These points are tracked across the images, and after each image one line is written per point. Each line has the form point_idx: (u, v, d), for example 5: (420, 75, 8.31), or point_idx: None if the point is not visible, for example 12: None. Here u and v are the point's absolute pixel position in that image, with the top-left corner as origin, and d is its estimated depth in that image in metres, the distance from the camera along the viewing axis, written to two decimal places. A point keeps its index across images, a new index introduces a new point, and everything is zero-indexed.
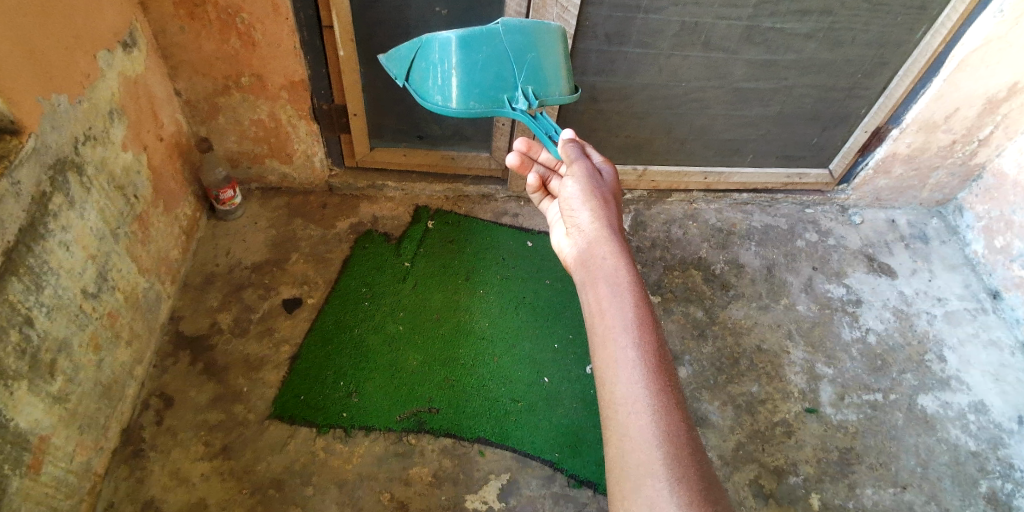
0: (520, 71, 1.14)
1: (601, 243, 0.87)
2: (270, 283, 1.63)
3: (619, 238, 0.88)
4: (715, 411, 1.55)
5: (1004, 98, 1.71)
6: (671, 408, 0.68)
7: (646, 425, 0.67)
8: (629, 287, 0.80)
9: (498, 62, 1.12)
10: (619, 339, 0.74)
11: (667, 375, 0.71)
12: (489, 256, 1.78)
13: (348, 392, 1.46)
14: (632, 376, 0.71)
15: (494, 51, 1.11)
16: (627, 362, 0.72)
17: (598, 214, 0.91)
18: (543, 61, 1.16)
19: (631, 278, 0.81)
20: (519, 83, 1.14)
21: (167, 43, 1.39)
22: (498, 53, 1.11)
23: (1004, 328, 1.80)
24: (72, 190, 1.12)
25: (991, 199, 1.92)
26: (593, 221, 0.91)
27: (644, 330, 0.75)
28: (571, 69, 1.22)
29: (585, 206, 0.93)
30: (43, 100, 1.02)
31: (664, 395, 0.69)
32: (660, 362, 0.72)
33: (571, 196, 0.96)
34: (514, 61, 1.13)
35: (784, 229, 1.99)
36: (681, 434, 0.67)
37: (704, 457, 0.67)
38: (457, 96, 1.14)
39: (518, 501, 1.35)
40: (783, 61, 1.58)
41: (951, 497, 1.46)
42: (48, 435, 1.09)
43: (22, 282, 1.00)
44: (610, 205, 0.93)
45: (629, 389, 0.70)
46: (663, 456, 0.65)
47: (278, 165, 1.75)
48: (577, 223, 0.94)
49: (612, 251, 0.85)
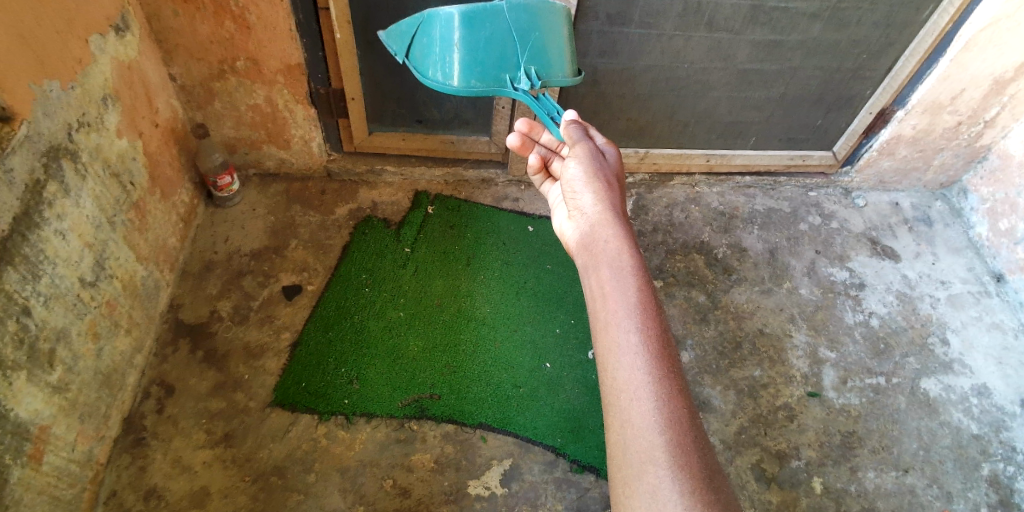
0: (523, 50, 1.11)
1: (604, 226, 0.86)
2: (270, 270, 1.62)
3: (623, 223, 0.86)
4: (717, 396, 1.55)
5: (1011, 79, 1.68)
6: (672, 393, 0.68)
7: (649, 411, 0.66)
8: (633, 271, 0.78)
9: (501, 40, 1.10)
10: (622, 325, 0.73)
11: (669, 360, 0.70)
12: (488, 242, 1.77)
13: (350, 378, 1.45)
14: (634, 362, 0.70)
15: (498, 29, 1.09)
16: (629, 347, 0.71)
17: (601, 197, 0.90)
18: (547, 42, 1.14)
19: (635, 263, 0.80)
20: (522, 62, 1.11)
21: (161, 27, 1.36)
22: (502, 30, 1.09)
23: (1008, 312, 1.79)
24: (67, 177, 1.11)
25: (996, 181, 1.90)
26: (596, 204, 0.90)
27: (647, 315, 0.74)
28: (575, 51, 1.19)
29: (588, 188, 0.92)
30: (35, 87, 0.99)
31: (666, 380, 0.68)
32: (663, 347, 0.71)
33: (573, 178, 0.95)
34: (516, 40, 1.10)
35: (787, 212, 1.97)
36: (682, 420, 0.66)
37: (705, 445, 0.66)
38: (458, 73, 1.12)
39: (520, 486, 1.35)
40: (788, 42, 1.55)
41: (954, 481, 1.47)
42: (49, 424, 1.09)
43: (18, 271, 0.98)
44: (614, 188, 0.92)
45: (631, 376, 0.69)
46: (665, 443, 0.64)
47: (276, 151, 1.73)
48: (580, 206, 0.92)
49: (615, 235, 0.84)
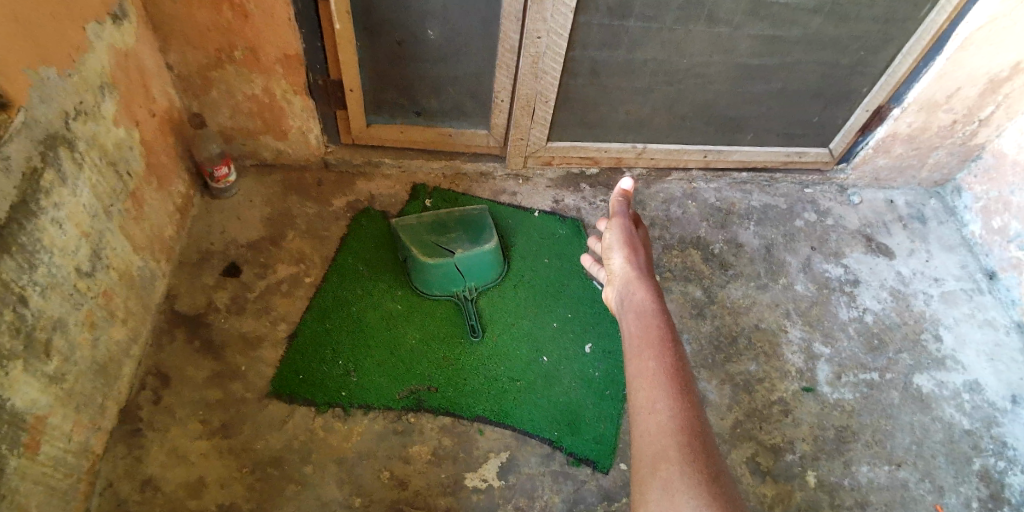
0: (467, 273, 1.61)
1: (632, 282, 0.98)
2: (267, 261, 1.61)
3: (649, 280, 0.98)
4: (713, 390, 1.56)
5: (1006, 78, 1.69)
6: (686, 407, 0.74)
7: (664, 420, 0.72)
8: (655, 314, 0.89)
9: (448, 270, 1.58)
10: (642, 354, 0.82)
11: (684, 380, 0.77)
12: (485, 219, 1.71)
13: (348, 370, 1.46)
14: (653, 380, 0.77)
15: (446, 267, 1.57)
16: (648, 369, 0.79)
17: (630, 259, 1.02)
18: (487, 261, 1.63)
19: (657, 308, 0.90)
20: (465, 281, 1.61)
21: (158, 14, 1.35)
22: (448, 268, 1.57)
23: (999, 309, 1.81)
24: (64, 165, 1.10)
25: (990, 179, 1.92)
26: (626, 265, 1.02)
27: (665, 345, 0.82)
28: (501, 260, 1.67)
29: (620, 252, 1.05)
30: (32, 72, 0.98)
31: (680, 398, 0.75)
32: (680, 372, 0.78)
33: (609, 244, 1.08)
34: (461, 275, 1.60)
35: (783, 208, 1.99)
36: (695, 431, 0.71)
37: (715, 449, 0.70)
38: (427, 288, 1.61)
39: (518, 478, 1.35)
40: (787, 37, 1.55)
41: (946, 475, 1.48)
42: (45, 414, 1.08)
43: (16, 260, 0.98)
44: (641, 253, 1.04)
45: (649, 391, 0.76)
46: (678, 447, 0.69)
47: (273, 141, 1.72)
48: (614, 268, 1.05)
49: (641, 287, 0.96)
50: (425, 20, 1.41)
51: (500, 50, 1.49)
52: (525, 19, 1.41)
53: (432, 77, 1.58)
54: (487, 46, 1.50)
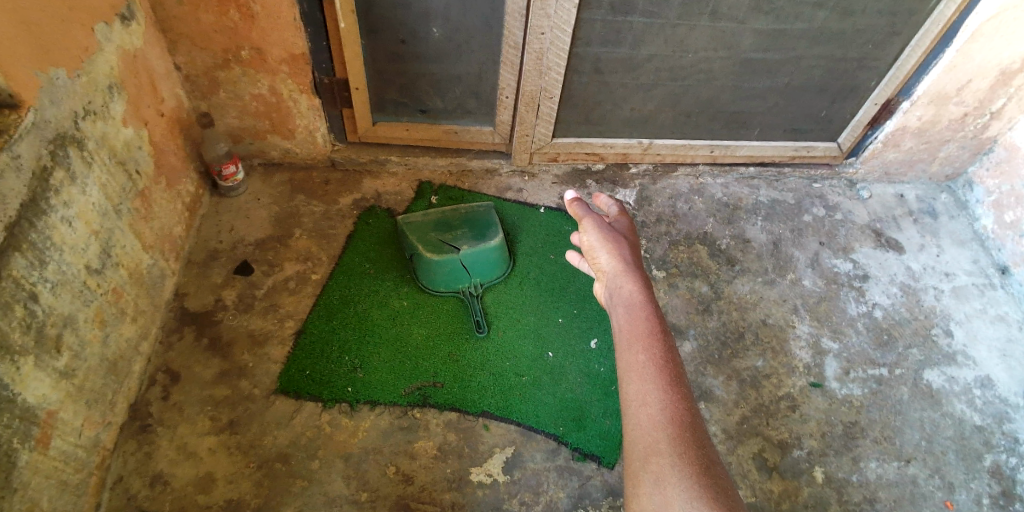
0: (471, 270, 1.61)
1: (620, 277, 0.96)
2: (274, 260, 1.62)
3: (637, 272, 0.96)
4: (719, 386, 1.55)
5: (1018, 70, 1.66)
6: (676, 400, 0.74)
7: (655, 414, 0.72)
8: (643, 306, 0.88)
9: (452, 266, 1.58)
10: (632, 347, 0.82)
11: (674, 372, 0.78)
12: (490, 216, 1.71)
13: (354, 366, 1.47)
14: (642, 374, 0.77)
15: (449, 262, 1.57)
16: (638, 364, 0.79)
17: (615, 254, 1.00)
18: (491, 260, 1.63)
19: (646, 300, 0.90)
20: (470, 278, 1.62)
21: (166, 16, 1.36)
22: (451, 263, 1.57)
23: (1013, 304, 1.79)
24: (73, 164, 1.11)
25: (1002, 173, 1.89)
26: (610, 260, 1.00)
27: (656, 338, 0.82)
28: (505, 258, 1.67)
29: (603, 249, 1.02)
30: (41, 74, 1.00)
31: (671, 391, 0.75)
32: (670, 366, 0.78)
33: (590, 242, 1.05)
34: (465, 272, 1.60)
35: (791, 204, 1.97)
36: (686, 423, 0.71)
37: (706, 440, 0.70)
38: (432, 285, 1.61)
39: (522, 473, 1.36)
40: (793, 30, 1.53)
41: (956, 471, 1.47)
42: (55, 410, 1.10)
43: (26, 257, 1.00)
44: (626, 246, 1.02)
45: (641, 385, 0.76)
46: (669, 440, 0.69)
47: (280, 141, 1.73)
48: (599, 265, 1.02)
49: (630, 282, 0.94)
50: (427, 19, 1.41)
51: (504, 46, 1.49)
52: (529, 15, 1.41)
53: (436, 75, 1.58)
54: (490, 43, 1.50)
